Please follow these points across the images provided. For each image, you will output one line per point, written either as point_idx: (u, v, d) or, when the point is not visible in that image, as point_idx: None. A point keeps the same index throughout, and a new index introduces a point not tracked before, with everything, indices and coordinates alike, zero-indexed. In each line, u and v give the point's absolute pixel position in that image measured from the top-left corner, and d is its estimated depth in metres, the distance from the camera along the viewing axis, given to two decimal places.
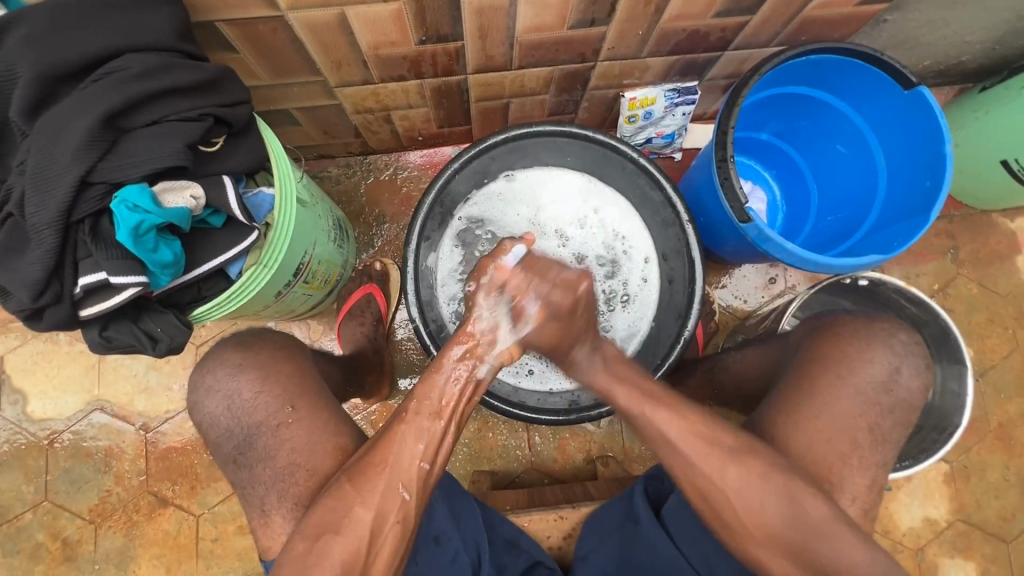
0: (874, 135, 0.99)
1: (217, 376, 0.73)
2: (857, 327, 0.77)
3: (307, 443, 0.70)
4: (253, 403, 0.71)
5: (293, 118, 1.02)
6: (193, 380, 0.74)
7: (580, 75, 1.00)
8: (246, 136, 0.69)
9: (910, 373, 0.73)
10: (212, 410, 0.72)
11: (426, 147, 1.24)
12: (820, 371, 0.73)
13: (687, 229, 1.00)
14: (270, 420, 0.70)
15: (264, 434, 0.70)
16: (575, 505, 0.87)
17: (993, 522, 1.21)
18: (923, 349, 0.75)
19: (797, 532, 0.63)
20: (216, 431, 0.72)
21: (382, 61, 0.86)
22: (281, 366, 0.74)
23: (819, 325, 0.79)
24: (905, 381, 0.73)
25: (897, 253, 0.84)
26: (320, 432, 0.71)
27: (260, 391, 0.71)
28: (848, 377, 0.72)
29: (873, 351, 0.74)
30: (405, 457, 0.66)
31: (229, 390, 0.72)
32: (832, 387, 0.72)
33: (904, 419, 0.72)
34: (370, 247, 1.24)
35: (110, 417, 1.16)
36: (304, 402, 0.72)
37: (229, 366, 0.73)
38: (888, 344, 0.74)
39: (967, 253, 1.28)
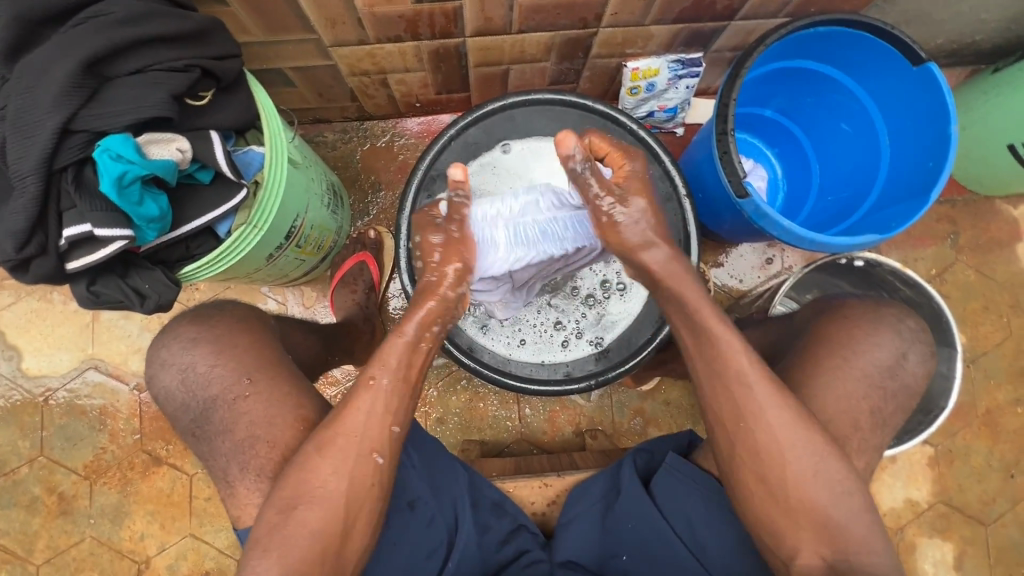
0: (879, 112, 0.97)
1: (171, 350, 0.73)
2: (863, 310, 0.75)
3: (265, 415, 0.69)
4: (207, 376, 0.70)
5: (287, 79, 1.00)
6: (151, 352, 0.74)
7: (581, 42, 0.97)
8: (236, 92, 0.68)
9: (913, 357, 0.72)
10: (167, 383, 0.72)
11: (423, 114, 1.21)
12: (824, 353, 0.71)
13: (685, 204, 0.99)
14: (225, 394, 0.70)
15: (220, 407, 0.70)
16: (561, 474, 0.87)
17: (973, 505, 1.23)
18: (927, 336, 0.73)
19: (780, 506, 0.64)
20: (172, 404, 0.72)
21: (379, 20, 0.84)
22: (239, 337, 0.73)
23: (825, 308, 0.77)
24: (910, 366, 0.71)
25: (894, 233, 0.83)
26: (277, 405, 0.70)
27: (215, 364, 0.71)
28: (851, 359, 0.70)
29: (877, 334, 0.72)
30: (376, 421, 0.67)
31: (183, 363, 0.71)
32: (837, 369, 0.70)
33: (902, 403, 0.71)
34: (366, 214, 1.23)
35: (104, 376, 1.17)
36: (261, 375, 0.71)
37: (183, 340, 0.73)
38: (894, 328, 0.73)
39: (967, 238, 1.27)
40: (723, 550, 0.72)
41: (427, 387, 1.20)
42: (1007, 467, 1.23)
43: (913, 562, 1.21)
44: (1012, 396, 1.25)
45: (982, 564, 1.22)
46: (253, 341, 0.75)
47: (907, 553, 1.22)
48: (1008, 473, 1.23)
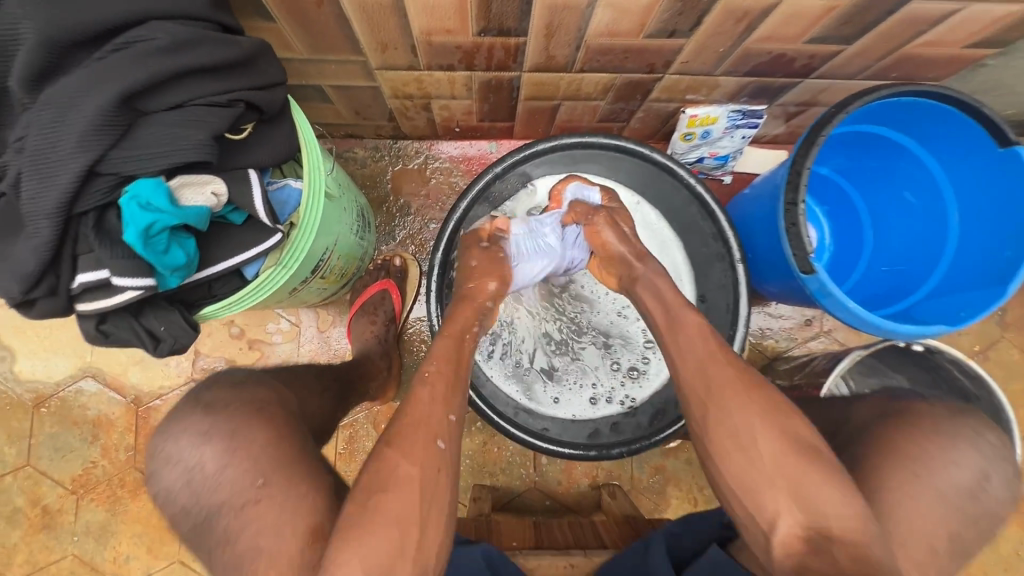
0: (951, 188, 0.91)
1: (178, 445, 0.61)
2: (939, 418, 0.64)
3: (273, 523, 0.56)
4: (216, 481, 0.59)
5: (325, 95, 0.94)
6: (153, 442, 0.63)
7: (643, 85, 0.91)
8: (278, 124, 0.62)
9: (997, 480, 0.61)
10: (169, 483, 0.60)
11: (461, 139, 1.15)
12: (896, 467, 0.61)
13: (738, 269, 0.92)
14: (234, 499, 0.58)
15: (223, 517, 0.58)
16: (587, 553, 0.79)
17: None
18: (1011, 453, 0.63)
19: None
20: (171, 509, 0.60)
21: (433, 48, 0.78)
22: (257, 432, 0.61)
23: (890, 410, 0.66)
24: (994, 490, 0.60)
25: (966, 325, 0.78)
26: (292, 509, 0.57)
27: (225, 465, 0.59)
28: (927, 480, 0.59)
29: (957, 452, 0.61)
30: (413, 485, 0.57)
31: (191, 462, 0.60)
32: (908, 486, 0.59)
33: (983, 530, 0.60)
34: (390, 238, 1.17)
35: (101, 386, 1.11)
36: (276, 477, 0.58)
37: (193, 434, 0.61)
38: (974, 444, 0.62)
39: (1014, 315, 1.22)
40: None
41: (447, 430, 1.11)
42: None
43: None
44: None
45: None
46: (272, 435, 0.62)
47: None
48: None
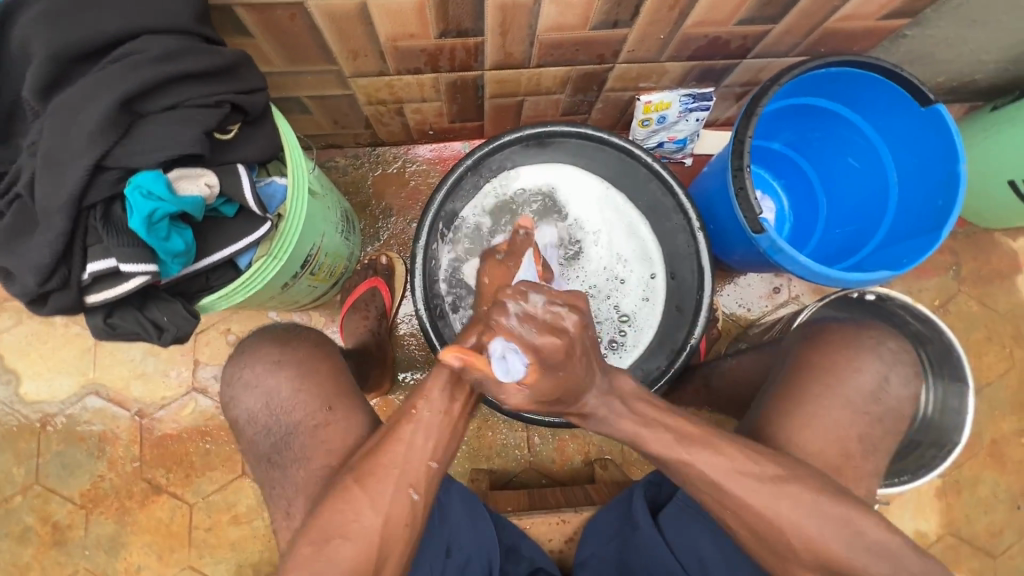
0: (886, 149, 0.99)
1: (255, 372, 0.68)
2: (844, 334, 0.74)
3: (342, 443, 0.66)
4: (291, 402, 0.67)
5: (304, 106, 1.01)
6: (227, 373, 0.70)
7: (596, 76, 0.99)
8: (260, 125, 0.68)
9: (896, 381, 0.70)
10: (250, 406, 0.67)
11: (436, 141, 1.23)
12: (812, 382, 0.70)
13: (698, 236, 0.98)
14: (308, 420, 0.66)
15: (300, 435, 0.66)
16: (577, 509, 0.84)
17: (981, 537, 1.23)
18: (911, 357, 0.72)
19: (806, 546, 0.61)
20: (253, 428, 0.67)
21: (400, 53, 0.85)
22: (320, 362, 0.70)
23: (808, 334, 0.76)
24: (894, 391, 0.70)
25: (907, 269, 0.85)
26: (352, 433, 0.67)
27: (299, 388, 0.67)
28: (838, 387, 0.70)
29: (859, 359, 0.71)
30: (414, 458, 0.61)
31: (267, 387, 0.67)
32: (822, 396, 0.70)
33: (891, 427, 0.70)
34: (375, 240, 1.23)
35: (105, 401, 1.15)
36: (340, 402, 0.68)
37: (265, 363, 0.68)
38: (875, 352, 0.72)
39: (968, 270, 1.30)
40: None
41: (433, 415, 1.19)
42: (1013, 499, 1.24)
43: None
44: (1017, 427, 1.26)
45: None
46: (332, 366, 0.71)
47: None
48: (1016, 505, 1.23)
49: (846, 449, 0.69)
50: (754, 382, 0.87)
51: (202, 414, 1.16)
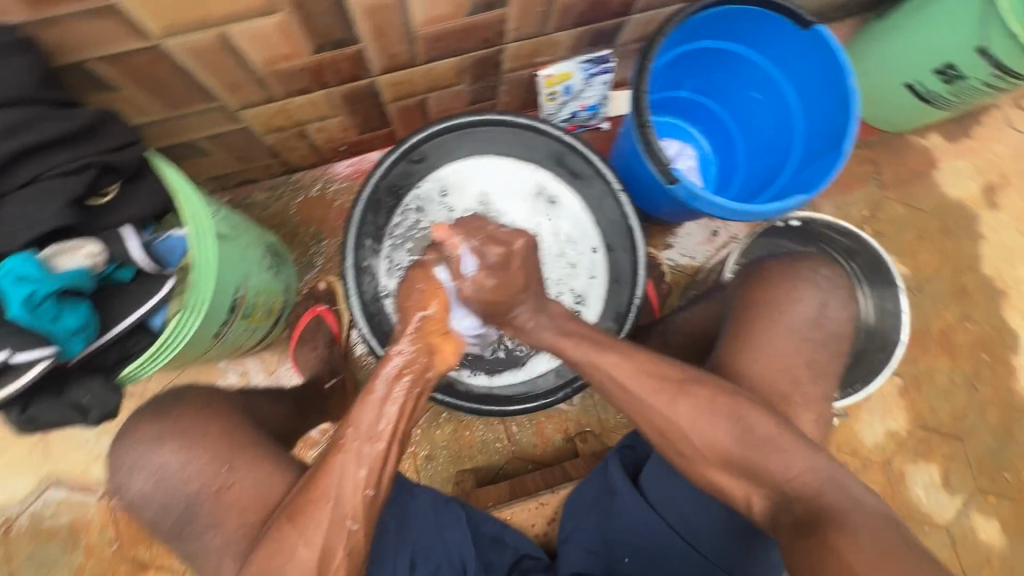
0: (782, 77, 1.02)
1: (137, 454, 0.68)
2: (782, 268, 0.76)
3: (253, 498, 0.65)
4: (183, 474, 0.66)
5: (201, 148, 0.97)
6: (113, 461, 0.69)
7: (490, 60, 0.98)
8: (140, 181, 0.66)
9: (834, 305, 0.73)
10: (140, 488, 0.67)
11: (352, 155, 1.20)
12: (753, 318, 0.73)
13: (622, 198, 1.00)
14: (209, 487, 0.66)
15: (207, 502, 0.65)
16: (553, 489, 0.86)
17: (947, 423, 1.29)
18: (844, 280, 0.76)
19: (763, 478, 0.63)
20: (150, 510, 0.67)
21: (281, 76, 0.83)
22: (208, 426, 0.69)
23: (749, 274, 0.79)
24: (834, 314, 0.73)
25: (821, 188, 0.88)
26: (263, 483, 0.66)
27: (189, 459, 0.67)
28: (781, 317, 0.72)
29: (799, 290, 0.73)
30: (349, 485, 0.60)
31: (155, 464, 0.67)
32: (768, 329, 0.72)
33: (837, 349, 0.73)
34: (312, 267, 1.21)
35: (67, 491, 1.11)
36: (240, 461, 0.67)
37: (147, 441, 0.68)
38: (811, 281, 0.74)
39: (889, 176, 1.35)
40: (722, 541, 0.68)
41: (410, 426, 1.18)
42: (969, 381, 1.30)
43: (905, 490, 1.27)
44: (960, 313, 1.32)
45: (967, 477, 1.28)
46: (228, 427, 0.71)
47: (899, 483, 1.27)
48: (972, 386, 1.30)
49: (793, 377, 0.70)
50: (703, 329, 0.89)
51: None
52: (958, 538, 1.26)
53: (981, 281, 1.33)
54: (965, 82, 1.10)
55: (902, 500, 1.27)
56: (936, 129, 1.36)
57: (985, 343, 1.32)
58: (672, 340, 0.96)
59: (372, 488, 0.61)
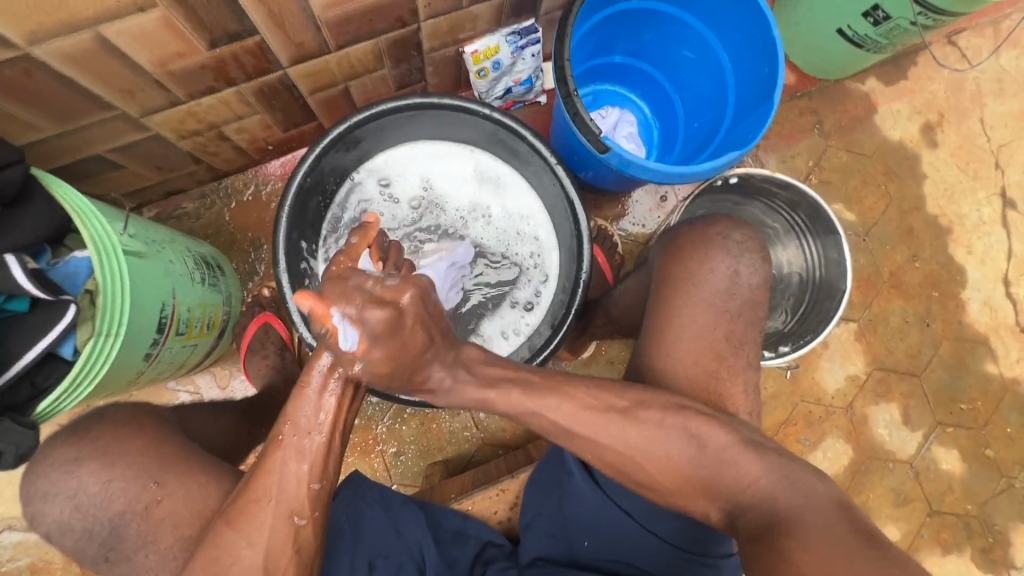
0: (711, 32, 1.00)
1: (50, 481, 0.68)
2: (694, 236, 0.76)
3: (187, 513, 0.67)
4: (104, 497, 0.67)
5: (111, 162, 0.92)
6: (26, 489, 0.69)
7: (409, 41, 0.94)
8: (26, 203, 0.62)
9: (745, 271, 0.73)
10: (57, 515, 0.67)
11: (282, 154, 1.15)
12: (671, 290, 0.73)
13: (559, 171, 0.95)
14: (134, 505, 0.67)
15: (132, 522, 0.67)
16: (514, 474, 0.85)
17: (904, 362, 1.32)
18: (756, 242, 0.75)
19: (709, 443, 0.62)
20: (72, 536, 0.68)
21: (179, 76, 0.78)
22: (131, 444, 0.69)
23: (667, 243, 0.78)
24: (745, 280, 0.73)
25: (752, 144, 0.86)
26: (196, 496, 0.68)
27: (109, 479, 0.67)
28: (699, 281, 0.72)
29: (711, 259, 0.73)
30: (292, 481, 0.60)
31: (71, 489, 0.67)
32: (688, 301, 0.72)
33: (751, 316, 0.73)
34: (254, 275, 1.16)
35: (23, 532, 1.07)
36: (168, 476, 0.68)
37: (63, 464, 0.68)
38: (722, 247, 0.74)
39: (831, 124, 1.35)
40: (669, 513, 0.68)
41: (374, 425, 1.16)
42: (922, 319, 1.33)
43: (869, 431, 1.30)
44: (909, 254, 1.34)
45: (926, 412, 1.32)
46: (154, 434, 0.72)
47: (862, 425, 1.30)
48: (925, 324, 1.33)
49: (733, 337, 0.70)
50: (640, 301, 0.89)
51: None
52: (921, 471, 1.30)
53: (926, 220, 1.36)
54: (891, 22, 1.09)
55: (867, 441, 1.30)
56: (873, 73, 1.36)
57: (934, 281, 1.35)
58: (619, 313, 0.96)
59: (317, 481, 0.61)
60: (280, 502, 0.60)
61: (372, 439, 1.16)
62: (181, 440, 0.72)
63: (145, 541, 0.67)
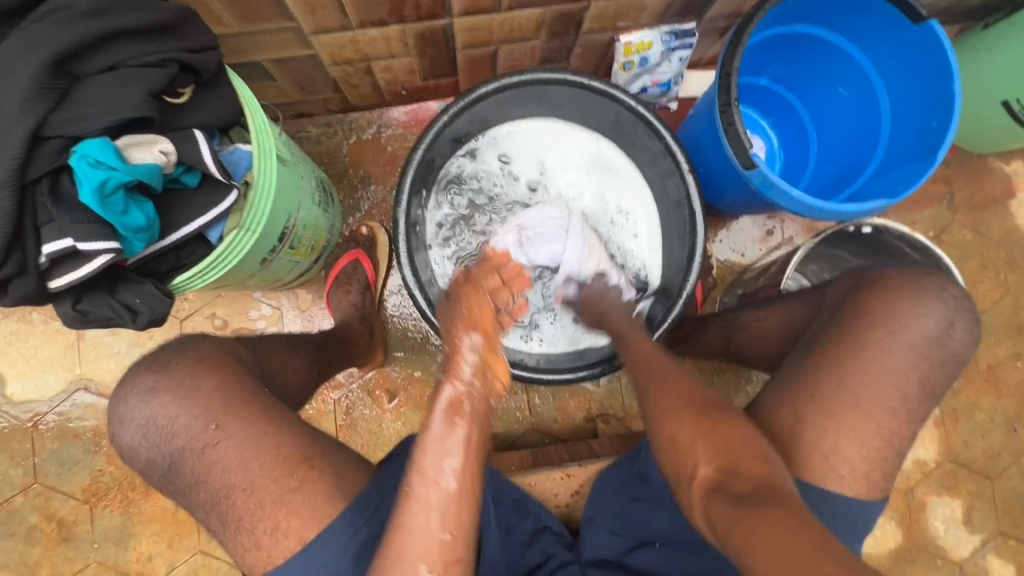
0: (877, 74, 0.96)
1: (128, 405, 0.68)
2: (904, 281, 0.74)
3: (237, 460, 0.65)
4: (170, 428, 0.66)
5: (266, 72, 0.95)
6: (110, 409, 0.70)
7: (573, 17, 0.94)
8: (215, 88, 0.65)
9: (960, 325, 0.71)
10: (130, 440, 0.68)
11: (410, 102, 1.17)
12: (867, 325, 0.70)
13: (688, 180, 0.92)
14: (193, 444, 0.66)
15: (188, 459, 0.66)
16: (581, 463, 0.86)
17: (979, 461, 1.25)
18: (970, 305, 0.72)
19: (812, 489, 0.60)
20: (138, 462, 0.68)
21: (361, 3, 0.80)
22: (201, 379, 0.68)
23: (864, 281, 0.76)
24: (959, 335, 0.70)
25: (904, 195, 0.82)
26: (250, 446, 0.65)
27: (177, 414, 0.66)
28: (899, 331, 0.69)
29: (924, 305, 0.71)
30: (420, 515, 0.58)
31: (144, 417, 0.67)
32: (881, 342, 0.69)
33: (952, 372, 0.71)
34: (356, 211, 1.19)
35: (95, 396, 1.13)
36: (228, 419, 0.66)
37: (140, 392, 0.68)
38: (939, 298, 0.71)
39: (962, 198, 1.28)
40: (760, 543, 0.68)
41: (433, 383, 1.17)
42: (1010, 421, 1.26)
43: (923, 521, 1.24)
44: (1013, 351, 1.26)
45: (990, 518, 1.24)
46: (219, 378, 0.69)
47: (918, 512, 1.24)
48: (1011, 428, 1.26)
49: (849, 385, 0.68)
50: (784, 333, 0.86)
51: None
52: None
53: None
54: None
55: (919, 531, 1.23)
56: (1020, 156, 1.29)
57: None
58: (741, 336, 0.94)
59: (449, 532, 0.58)
60: (411, 551, 0.57)
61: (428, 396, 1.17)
62: (249, 383, 0.71)
63: (197, 480, 0.66)
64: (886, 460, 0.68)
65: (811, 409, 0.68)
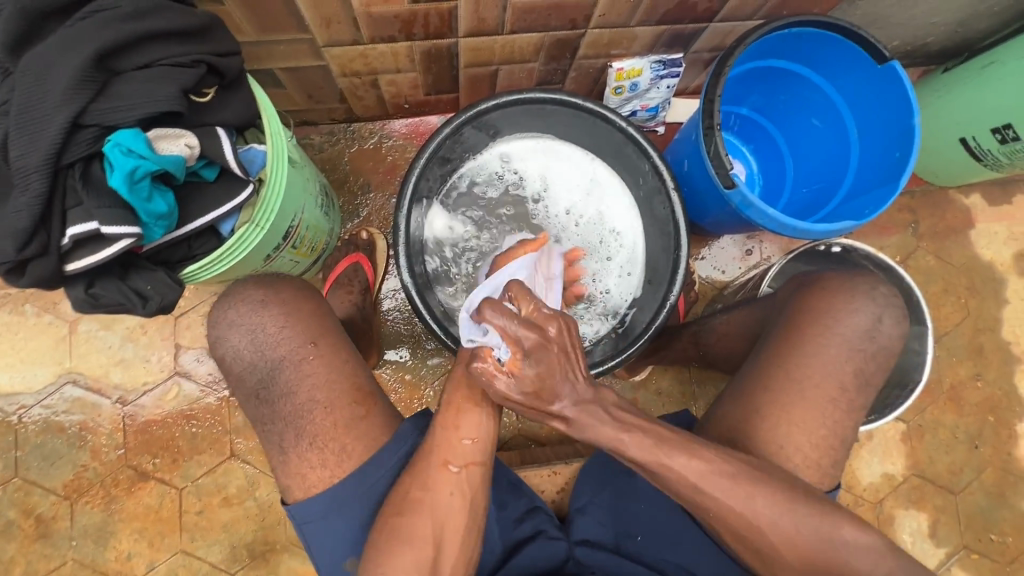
0: (847, 108, 1.04)
1: (239, 312, 0.75)
2: (840, 281, 0.80)
3: (326, 378, 0.74)
4: (276, 338, 0.74)
5: (277, 80, 1.00)
6: (215, 314, 0.76)
7: (570, 43, 1.01)
8: (237, 90, 0.70)
9: (888, 321, 0.77)
10: (235, 344, 0.74)
11: (411, 115, 1.23)
12: (804, 324, 0.77)
13: (674, 197, 0.98)
14: (293, 355, 0.74)
15: (287, 369, 0.73)
16: (568, 461, 0.91)
17: (943, 476, 1.31)
18: (900, 301, 0.79)
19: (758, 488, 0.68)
20: (238, 365, 0.74)
21: (374, 20, 0.86)
22: (304, 304, 0.77)
23: (804, 283, 0.82)
24: (886, 330, 0.77)
25: (870, 218, 0.89)
26: (338, 370, 0.74)
27: (284, 326, 0.75)
28: (833, 326, 0.76)
29: (855, 302, 0.77)
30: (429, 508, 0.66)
31: (252, 324, 0.74)
32: (818, 337, 0.76)
33: (882, 363, 0.77)
34: (355, 216, 1.23)
35: (83, 390, 1.13)
36: (324, 340, 0.76)
37: (250, 302, 0.76)
38: (868, 295, 0.78)
39: (926, 227, 1.37)
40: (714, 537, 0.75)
41: (423, 386, 1.20)
42: (971, 439, 1.32)
43: (891, 534, 1.29)
44: (973, 371, 1.34)
45: (954, 531, 1.29)
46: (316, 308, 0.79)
47: (886, 524, 1.29)
48: (973, 445, 1.32)
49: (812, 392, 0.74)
50: (746, 332, 0.93)
51: (187, 398, 1.14)
52: None
53: (999, 343, 1.35)
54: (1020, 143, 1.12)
55: None
56: (978, 189, 1.38)
57: (992, 405, 1.33)
58: (715, 342, 0.99)
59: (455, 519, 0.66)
60: (435, 451, 0.69)
61: (418, 398, 1.20)
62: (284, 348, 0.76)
63: (290, 390, 0.73)
64: (838, 452, 0.74)
65: (769, 400, 0.75)
